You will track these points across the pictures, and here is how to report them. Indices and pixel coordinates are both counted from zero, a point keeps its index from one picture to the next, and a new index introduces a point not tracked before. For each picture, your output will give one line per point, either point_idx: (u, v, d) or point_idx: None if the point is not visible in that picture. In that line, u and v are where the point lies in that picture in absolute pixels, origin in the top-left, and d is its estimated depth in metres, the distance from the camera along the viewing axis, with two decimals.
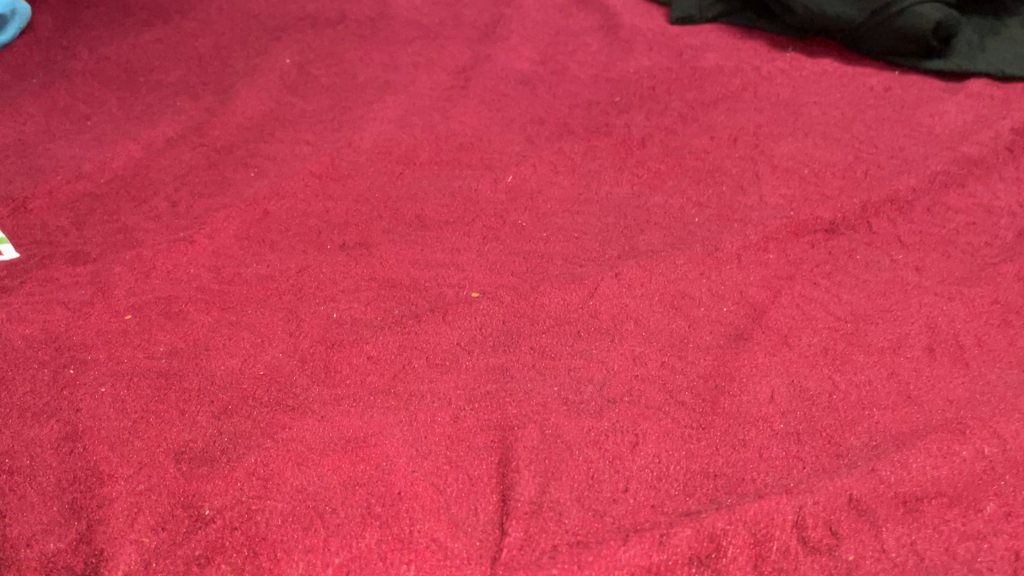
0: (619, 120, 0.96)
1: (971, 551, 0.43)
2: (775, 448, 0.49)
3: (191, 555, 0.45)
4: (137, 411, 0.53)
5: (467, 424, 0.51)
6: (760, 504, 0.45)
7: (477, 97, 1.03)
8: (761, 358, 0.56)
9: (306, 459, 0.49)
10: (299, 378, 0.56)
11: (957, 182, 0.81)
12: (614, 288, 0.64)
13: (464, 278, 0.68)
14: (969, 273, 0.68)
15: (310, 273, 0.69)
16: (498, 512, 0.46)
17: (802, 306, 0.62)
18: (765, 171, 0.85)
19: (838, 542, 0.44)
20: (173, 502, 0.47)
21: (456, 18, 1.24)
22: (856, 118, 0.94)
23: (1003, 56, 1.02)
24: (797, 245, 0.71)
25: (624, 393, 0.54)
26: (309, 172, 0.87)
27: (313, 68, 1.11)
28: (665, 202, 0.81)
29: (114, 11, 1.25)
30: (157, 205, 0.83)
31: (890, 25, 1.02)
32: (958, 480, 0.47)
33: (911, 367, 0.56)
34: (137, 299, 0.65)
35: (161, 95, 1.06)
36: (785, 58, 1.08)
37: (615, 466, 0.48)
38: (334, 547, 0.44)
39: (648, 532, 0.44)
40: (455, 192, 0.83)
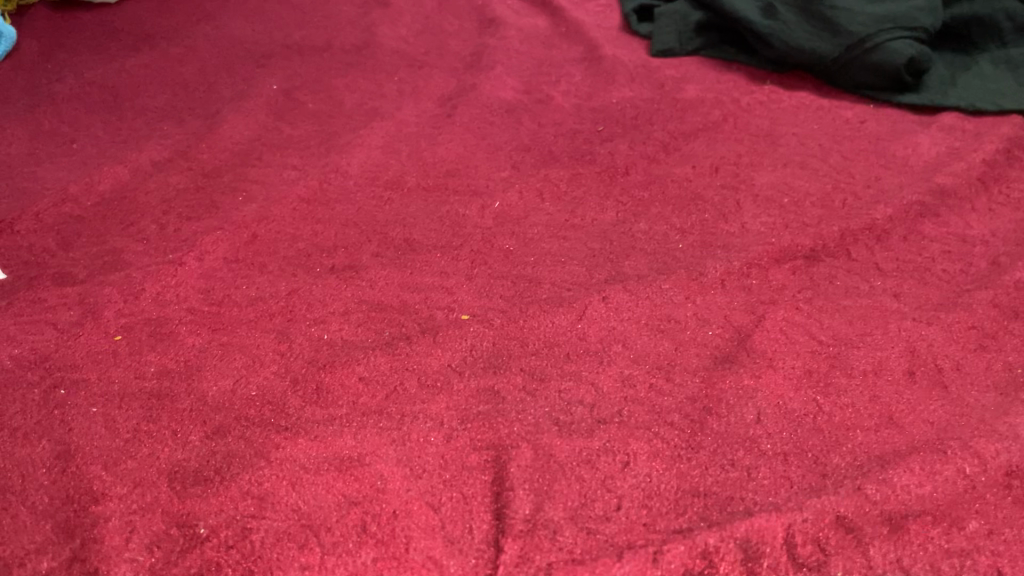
0: (603, 149, 0.98)
1: (955, 567, 0.44)
2: (762, 467, 0.50)
3: (186, 574, 0.45)
4: (129, 430, 0.53)
5: (460, 443, 0.51)
6: (750, 521, 0.45)
7: (463, 124, 1.04)
8: (748, 379, 0.58)
9: (301, 479, 0.49)
10: (292, 399, 0.56)
11: (932, 211, 0.83)
12: (601, 312, 0.65)
13: (454, 301, 0.69)
14: (945, 300, 0.70)
15: (301, 295, 0.69)
16: (493, 530, 0.46)
17: (785, 330, 0.64)
18: (746, 199, 0.87)
19: (826, 558, 0.45)
20: (167, 520, 0.47)
21: (441, 48, 1.26)
22: (833, 149, 0.97)
23: (974, 91, 1.05)
24: (778, 271, 0.73)
25: (613, 413, 0.55)
26: (298, 197, 0.88)
27: (300, 94, 1.12)
28: (649, 228, 0.82)
29: (100, 36, 1.26)
30: (145, 227, 0.83)
31: (866, 59, 1.05)
32: (942, 498, 0.48)
33: (891, 390, 0.58)
34: (127, 320, 0.66)
35: (148, 120, 1.07)
36: (764, 90, 1.10)
37: (607, 485, 0.49)
38: (331, 564, 0.44)
39: (641, 550, 0.45)
40: (443, 217, 0.84)
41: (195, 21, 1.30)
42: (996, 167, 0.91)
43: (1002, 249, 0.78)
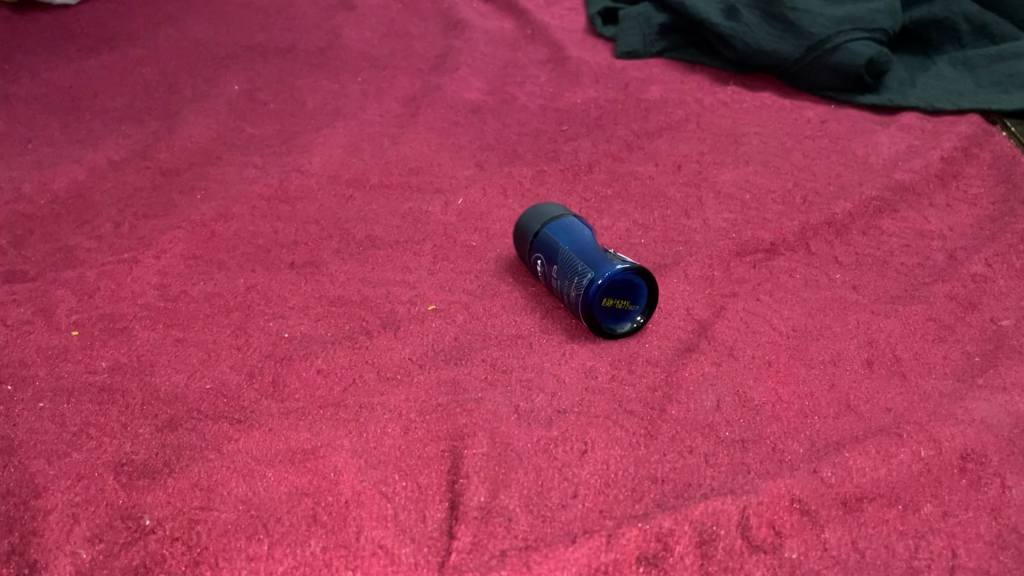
0: (567, 147, 0.98)
1: (910, 548, 0.44)
2: (721, 454, 0.50)
3: (129, 566, 0.43)
4: (77, 424, 0.52)
5: (417, 435, 0.50)
6: (705, 504, 0.45)
7: (427, 124, 1.04)
8: (708, 368, 0.58)
9: (252, 471, 0.48)
10: (246, 392, 0.55)
11: (890, 206, 0.84)
12: (564, 314, 0.66)
13: (416, 295, 0.68)
14: (903, 292, 0.70)
15: (259, 290, 0.68)
16: (447, 517, 0.45)
17: (746, 320, 0.64)
18: (708, 196, 0.88)
19: (781, 541, 0.44)
20: (112, 513, 0.46)
21: (406, 49, 1.25)
22: (794, 147, 0.98)
23: (933, 92, 1.06)
24: (739, 265, 0.74)
25: (573, 404, 0.54)
26: (258, 196, 0.87)
27: (262, 95, 1.11)
28: (612, 225, 0.82)
29: (58, 37, 1.24)
30: (100, 225, 0.82)
31: (826, 60, 1.06)
32: (896, 480, 0.47)
33: (851, 379, 0.58)
34: (80, 316, 0.64)
35: (107, 120, 1.05)
36: (727, 92, 1.11)
37: (564, 473, 0.48)
38: (279, 555, 0.44)
39: (596, 535, 0.44)
40: (406, 214, 0.83)
41: (157, 22, 1.29)
42: (954, 164, 0.92)
43: (959, 243, 0.79)
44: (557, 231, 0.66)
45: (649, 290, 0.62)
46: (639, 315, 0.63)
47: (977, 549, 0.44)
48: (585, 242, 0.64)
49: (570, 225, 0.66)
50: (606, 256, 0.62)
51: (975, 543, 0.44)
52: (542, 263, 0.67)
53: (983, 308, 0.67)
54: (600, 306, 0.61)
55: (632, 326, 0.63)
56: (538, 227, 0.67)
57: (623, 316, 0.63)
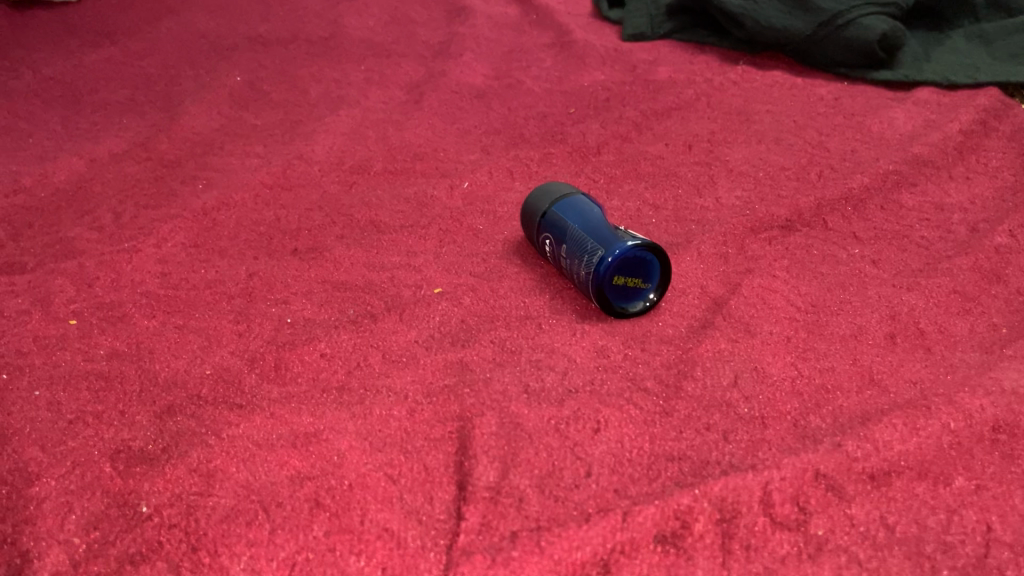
0: (574, 129, 0.96)
1: (942, 523, 0.42)
2: (740, 431, 0.48)
3: (124, 554, 0.42)
4: (73, 411, 0.50)
5: (424, 417, 0.49)
6: (724, 480, 0.43)
7: (431, 110, 1.02)
8: (724, 345, 0.56)
9: (253, 456, 0.46)
10: (247, 377, 0.53)
11: (908, 180, 0.82)
12: (575, 294, 0.64)
13: (422, 278, 0.67)
14: (924, 266, 0.68)
15: (262, 276, 0.67)
16: (454, 498, 0.43)
17: (763, 296, 0.62)
18: (721, 174, 0.86)
19: (807, 518, 0.42)
20: (107, 501, 0.44)
21: (409, 37, 1.23)
22: (808, 124, 0.95)
23: (949, 66, 1.04)
24: (754, 242, 0.72)
25: (585, 383, 0.52)
26: (260, 183, 0.85)
27: (264, 85, 1.10)
28: (622, 205, 0.81)
29: (58, 32, 1.23)
30: (101, 216, 0.80)
31: (839, 35, 1.04)
32: (925, 453, 0.45)
33: (873, 353, 0.56)
34: (79, 305, 0.63)
35: (108, 113, 1.04)
36: (737, 71, 1.09)
37: (576, 452, 0.46)
38: (280, 540, 0.42)
39: (611, 513, 0.42)
40: (411, 199, 0.82)
41: (157, 16, 1.27)
42: (973, 137, 0.90)
43: (980, 216, 0.76)
44: (565, 209, 0.64)
45: (662, 267, 0.61)
46: (651, 293, 0.61)
47: (1015, 523, 0.41)
48: (595, 220, 0.62)
49: (580, 203, 0.64)
50: (615, 233, 0.60)
51: (1011, 517, 0.42)
52: (550, 242, 0.65)
53: (1008, 279, 0.65)
54: (611, 285, 0.59)
55: (645, 304, 0.61)
56: (545, 206, 0.66)
57: (635, 294, 0.61)
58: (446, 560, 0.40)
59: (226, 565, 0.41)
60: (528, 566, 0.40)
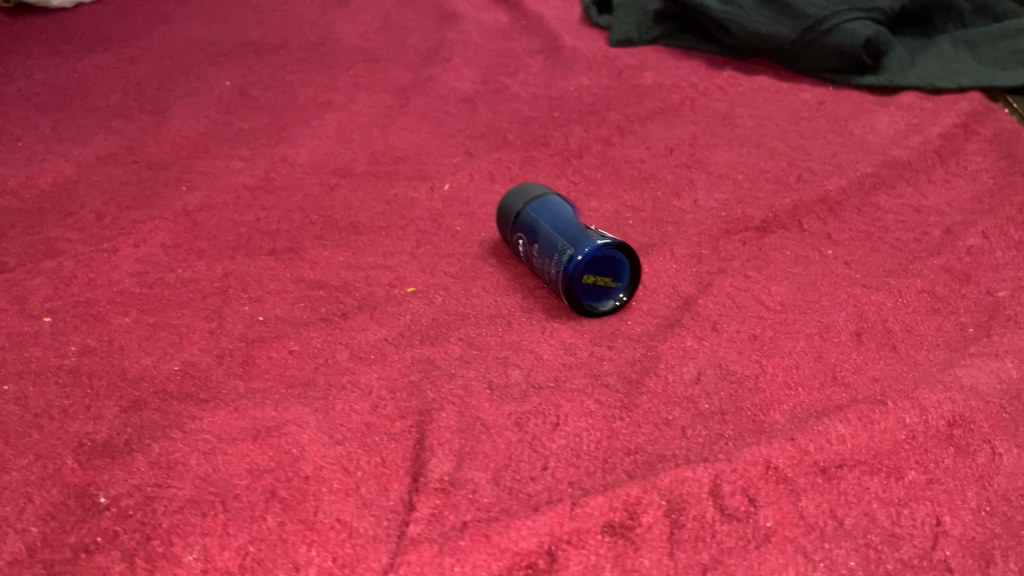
0: (557, 133, 0.97)
1: (892, 516, 0.42)
2: (698, 427, 0.48)
3: (79, 543, 0.42)
4: (39, 405, 0.51)
5: (386, 411, 0.49)
6: (676, 473, 0.44)
7: (418, 115, 1.03)
8: (689, 343, 0.56)
9: (215, 449, 0.47)
10: (214, 372, 0.54)
11: (886, 183, 0.82)
12: (547, 295, 0.64)
13: (396, 278, 0.67)
14: (896, 267, 0.68)
15: (237, 275, 0.67)
16: (408, 490, 0.44)
17: (733, 296, 0.62)
18: (700, 177, 0.86)
19: (758, 510, 0.42)
20: (67, 492, 0.45)
21: (399, 43, 1.23)
22: (790, 129, 0.96)
23: (934, 71, 1.04)
24: (728, 243, 0.72)
25: (548, 379, 0.53)
26: (243, 186, 0.86)
27: (254, 91, 1.10)
28: (600, 207, 0.81)
29: (52, 37, 1.24)
30: (83, 217, 0.81)
31: (824, 41, 1.04)
32: (880, 447, 0.46)
33: (838, 352, 0.56)
34: (55, 303, 0.64)
35: (98, 119, 1.04)
36: (722, 77, 1.09)
37: (534, 446, 0.46)
38: (232, 530, 0.42)
39: (560, 504, 0.42)
40: (392, 201, 0.82)
41: (150, 20, 1.28)
42: (953, 141, 0.90)
43: (956, 218, 0.76)
44: (539, 209, 0.64)
45: (632, 266, 0.61)
46: (622, 293, 0.62)
47: (963, 517, 0.42)
48: (567, 219, 0.62)
49: (554, 203, 0.65)
50: (586, 233, 0.60)
51: (962, 512, 0.43)
52: (524, 243, 0.65)
53: (978, 280, 0.65)
54: (581, 283, 0.60)
55: (615, 303, 0.61)
56: (519, 206, 0.66)
57: (605, 293, 0.61)
58: (397, 549, 0.41)
59: (179, 554, 0.41)
60: (476, 555, 0.40)
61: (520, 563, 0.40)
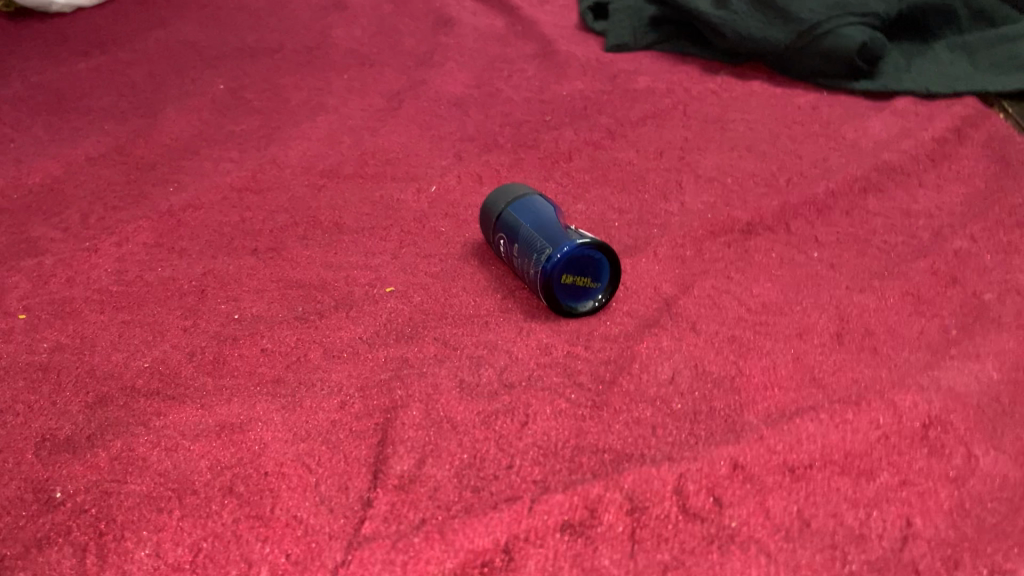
0: (548, 136, 0.94)
1: (860, 517, 0.43)
2: (668, 426, 0.49)
3: (31, 538, 0.44)
4: (5, 400, 0.53)
5: (354, 409, 0.50)
6: (639, 472, 0.45)
7: (408, 117, 0.99)
8: (666, 342, 0.56)
9: (176, 445, 0.48)
10: (184, 369, 0.55)
11: (876, 186, 0.79)
12: (528, 297, 0.63)
13: (376, 277, 0.66)
14: (882, 268, 0.66)
15: (216, 274, 0.67)
16: (368, 487, 0.45)
17: (714, 297, 0.62)
18: (689, 180, 0.83)
19: (721, 509, 0.43)
20: (25, 486, 0.47)
21: (394, 46, 1.19)
22: (782, 133, 0.92)
23: (929, 76, 1.01)
24: (712, 245, 0.70)
25: (522, 377, 0.53)
26: (230, 186, 0.83)
27: (246, 94, 1.05)
28: (587, 209, 0.79)
29: (41, 27, 1.20)
30: (68, 216, 0.80)
31: (818, 46, 1.00)
32: (850, 447, 0.47)
33: (817, 353, 0.55)
34: (32, 300, 0.63)
35: (90, 120, 1.00)
36: (717, 81, 1.06)
37: (500, 444, 0.47)
38: (186, 527, 0.43)
39: (519, 502, 0.43)
40: (377, 202, 0.80)
41: (143, 8, 1.26)
42: (946, 145, 0.87)
43: (946, 221, 0.74)
44: (520, 209, 0.63)
45: (612, 267, 0.59)
46: (601, 294, 0.60)
47: (934, 519, 0.43)
48: (547, 219, 0.61)
49: (535, 202, 0.63)
50: (566, 232, 0.59)
51: (934, 512, 0.43)
52: (504, 243, 0.63)
53: (964, 283, 0.64)
54: (560, 283, 0.58)
55: (594, 304, 0.60)
56: (501, 206, 0.64)
57: (584, 293, 0.59)
58: (349, 544, 0.42)
59: (130, 548, 0.43)
60: (430, 553, 0.41)
61: (474, 560, 0.41)
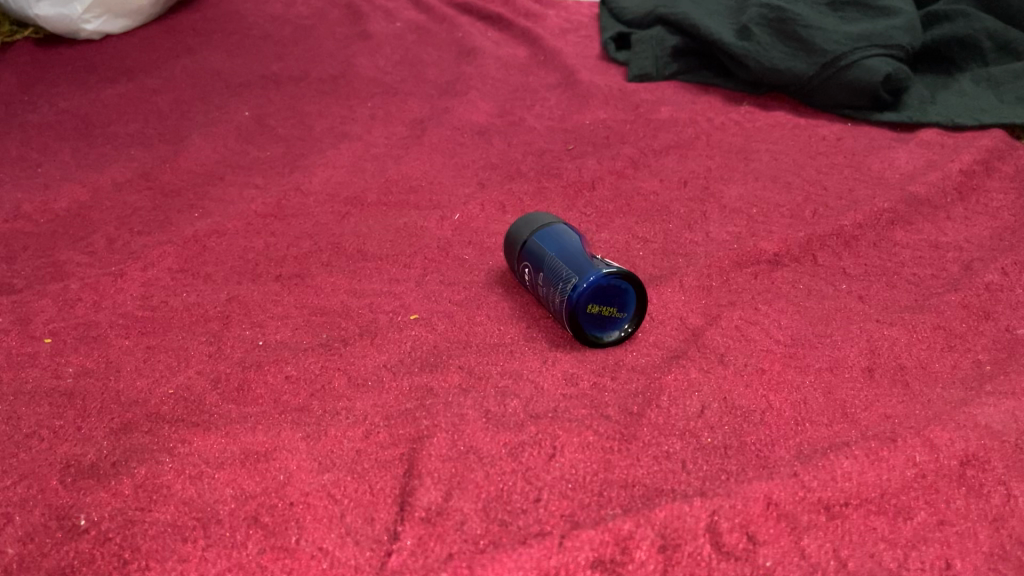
0: (571, 164, 0.93)
1: (898, 558, 0.42)
2: (697, 461, 0.48)
3: (55, 566, 0.43)
4: (31, 426, 0.53)
5: (379, 438, 0.50)
6: (670, 508, 0.44)
7: (431, 145, 0.99)
8: (695, 375, 0.55)
9: (201, 473, 0.48)
10: (209, 396, 0.55)
11: (905, 219, 0.78)
12: (552, 326, 0.62)
13: (400, 305, 0.65)
14: (912, 302, 0.65)
15: (241, 300, 0.67)
16: (394, 519, 0.45)
17: (742, 328, 0.61)
18: (714, 210, 0.83)
19: (755, 547, 0.43)
20: (48, 513, 0.46)
21: (417, 75, 1.19)
22: (808, 163, 0.92)
23: (954, 108, 0.99)
24: (739, 276, 0.69)
25: (548, 409, 0.52)
26: (254, 212, 0.83)
27: (271, 121, 1.06)
28: (610, 238, 0.79)
29: (69, 51, 1.22)
30: (94, 240, 0.80)
31: (842, 77, 1.00)
32: (885, 485, 0.46)
33: (848, 388, 0.54)
34: (58, 325, 0.64)
35: (117, 146, 1.00)
36: (740, 111, 1.05)
37: (528, 477, 0.47)
38: (212, 557, 0.43)
39: (549, 538, 0.43)
40: (401, 229, 0.80)
41: (170, 35, 1.27)
42: (974, 177, 0.86)
43: (976, 255, 0.73)
44: (545, 237, 0.62)
45: (639, 296, 0.58)
46: (627, 323, 0.59)
47: (974, 561, 0.42)
48: (573, 248, 0.60)
49: (561, 231, 0.62)
50: (592, 261, 0.58)
51: (973, 554, 0.42)
52: (529, 271, 0.63)
53: (997, 318, 0.62)
54: (585, 313, 0.57)
55: (620, 334, 0.59)
56: (527, 234, 0.63)
57: (610, 323, 0.59)
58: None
59: None
60: None
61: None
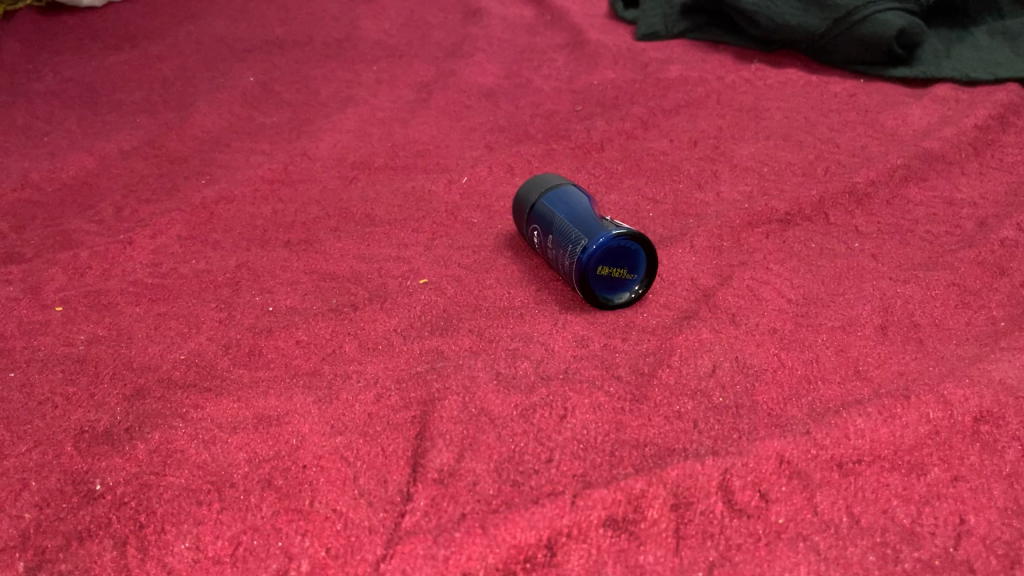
0: (579, 126, 0.92)
1: (912, 514, 0.42)
2: (709, 420, 0.48)
3: (72, 531, 0.44)
4: (44, 393, 0.53)
5: (390, 403, 0.50)
6: (683, 467, 0.44)
7: (438, 108, 0.98)
8: (706, 335, 0.55)
9: (214, 438, 0.48)
10: (220, 362, 0.55)
11: (918, 175, 0.77)
12: (562, 288, 0.62)
13: (409, 269, 0.65)
14: (926, 259, 0.65)
15: (249, 267, 0.67)
16: (407, 481, 0.45)
17: (753, 288, 0.60)
18: (725, 170, 0.82)
19: (768, 505, 0.43)
20: (64, 479, 0.47)
21: (423, 38, 1.18)
22: (820, 120, 0.90)
23: (968, 62, 0.97)
24: (750, 236, 0.69)
25: (559, 370, 0.52)
26: (261, 178, 0.83)
27: (276, 86, 1.05)
28: (620, 199, 0.78)
29: (70, 17, 1.20)
30: (102, 208, 0.80)
31: (854, 32, 0.98)
32: (899, 443, 0.46)
33: (861, 346, 0.54)
34: (69, 292, 0.64)
35: (122, 114, 1.00)
36: (750, 69, 1.04)
37: (540, 438, 0.47)
38: (227, 520, 0.43)
39: (561, 497, 0.43)
40: (408, 193, 0.79)
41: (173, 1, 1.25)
42: (989, 133, 0.84)
43: (991, 211, 0.72)
44: (554, 200, 0.61)
45: (648, 258, 0.58)
46: (637, 285, 0.59)
47: (988, 516, 0.42)
48: (583, 210, 0.59)
49: (571, 193, 0.61)
50: (601, 223, 0.57)
51: (987, 509, 0.42)
52: (538, 234, 0.62)
53: (1013, 273, 0.62)
54: (595, 275, 0.57)
55: (631, 295, 0.59)
56: (536, 197, 0.63)
57: (620, 285, 0.58)
58: (389, 539, 0.42)
59: (170, 541, 0.43)
60: (471, 547, 0.41)
61: (517, 554, 0.41)
